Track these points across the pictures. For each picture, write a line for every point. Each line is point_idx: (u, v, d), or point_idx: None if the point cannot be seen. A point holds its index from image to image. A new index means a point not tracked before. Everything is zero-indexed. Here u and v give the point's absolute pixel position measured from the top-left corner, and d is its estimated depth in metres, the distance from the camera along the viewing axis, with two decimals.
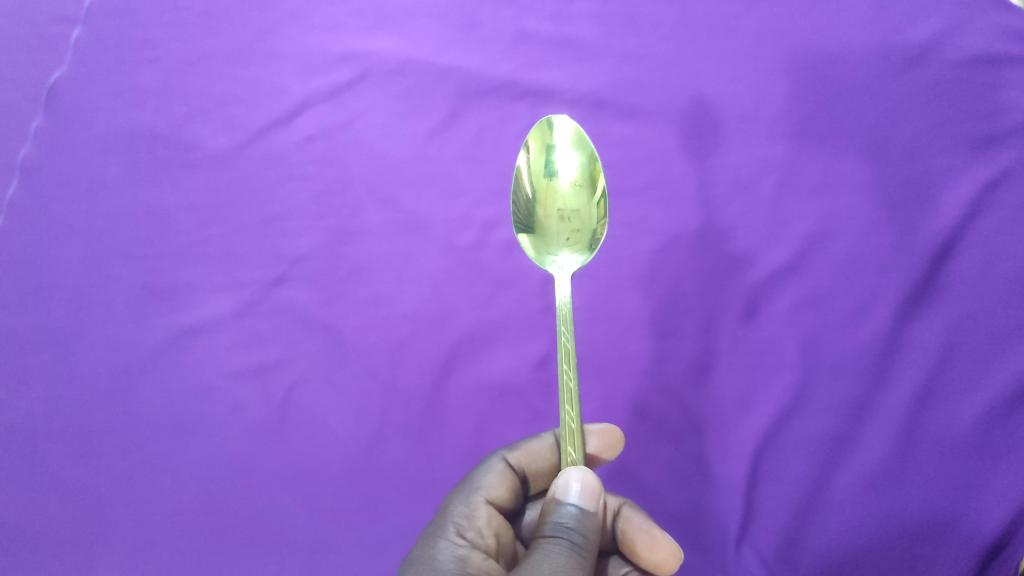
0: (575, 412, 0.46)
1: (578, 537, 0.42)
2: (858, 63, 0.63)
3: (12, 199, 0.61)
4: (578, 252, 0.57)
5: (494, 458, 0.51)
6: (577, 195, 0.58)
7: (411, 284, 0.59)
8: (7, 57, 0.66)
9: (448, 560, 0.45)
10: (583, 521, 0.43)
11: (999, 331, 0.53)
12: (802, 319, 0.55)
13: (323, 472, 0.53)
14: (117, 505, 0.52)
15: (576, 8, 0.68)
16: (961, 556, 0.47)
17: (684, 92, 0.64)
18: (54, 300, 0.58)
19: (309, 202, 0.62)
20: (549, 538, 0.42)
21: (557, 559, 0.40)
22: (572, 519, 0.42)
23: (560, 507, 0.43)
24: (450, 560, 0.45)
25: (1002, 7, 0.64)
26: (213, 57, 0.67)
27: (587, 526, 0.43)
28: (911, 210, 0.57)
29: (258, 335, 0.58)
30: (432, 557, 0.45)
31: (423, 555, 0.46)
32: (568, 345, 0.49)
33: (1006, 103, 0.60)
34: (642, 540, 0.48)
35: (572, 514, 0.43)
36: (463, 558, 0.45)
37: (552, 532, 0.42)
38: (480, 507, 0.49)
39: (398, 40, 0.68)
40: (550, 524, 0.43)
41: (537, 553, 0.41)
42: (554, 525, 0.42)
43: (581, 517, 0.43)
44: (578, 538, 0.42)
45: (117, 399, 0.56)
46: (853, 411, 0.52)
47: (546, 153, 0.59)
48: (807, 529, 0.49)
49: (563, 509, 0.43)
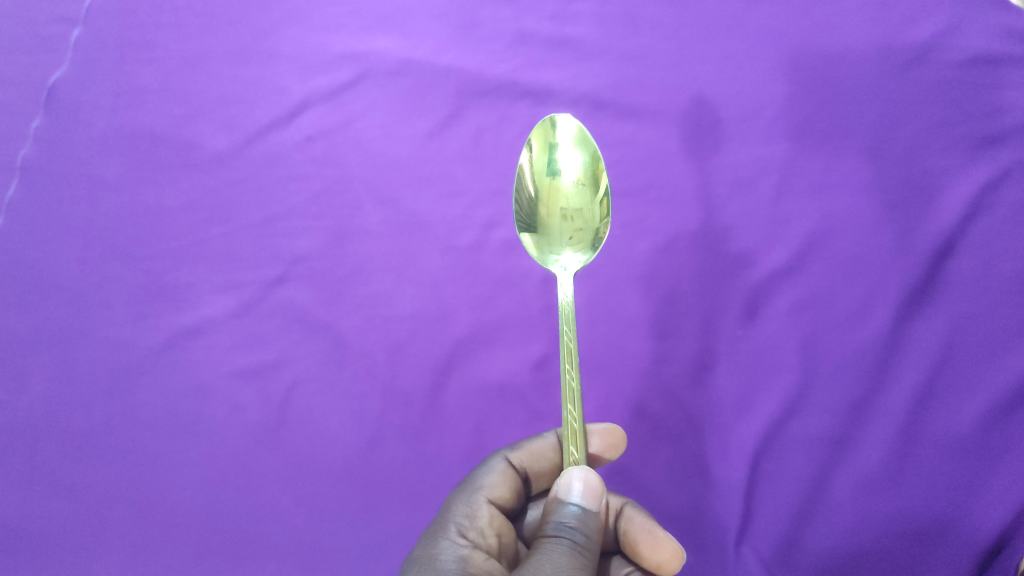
0: (577, 411, 0.46)
1: (580, 537, 0.42)
2: (858, 63, 0.63)
3: (12, 199, 0.61)
4: (581, 252, 0.57)
5: (495, 458, 0.51)
6: (579, 194, 0.58)
7: (411, 283, 0.59)
8: (7, 58, 0.66)
9: (449, 560, 0.45)
10: (585, 521, 0.43)
11: (1000, 331, 0.53)
12: (802, 319, 0.55)
13: (324, 471, 0.53)
14: (117, 505, 0.52)
15: (576, 8, 0.68)
16: (961, 556, 0.47)
17: (684, 92, 0.64)
18: (54, 300, 0.59)
19: (308, 202, 0.62)
20: (551, 537, 0.42)
21: (559, 558, 0.40)
22: (575, 518, 0.42)
23: (562, 506, 0.43)
24: (452, 560, 0.45)
25: (1002, 7, 0.64)
26: (213, 57, 0.67)
27: (589, 525, 0.43)
28: (911, 210, 0.57)
29: (259, 335, 0.58)
30: (433, 557, 0.45)
31: (425, 555, 0.46)
32: (571, 344, 0.49)
33: (1006, 103, 0.60)
34: (644, 540, 0.48)
35: (574, 514, 0.43)
36: (464, 558, 0.45)
37: (554, 532, 0.42)
38: (481, 507, 0.49)
39: (397, 40, 0.68)
40: (552, 523, 0.43)
41: (539, 553, 0.41)
42: (556, 525, 0.42)
43: (583, 516, 0.43)
44: (580, 538, 0.42)
45: (117, 399, 0.56)
46: (853, 411, 0.52)
47: (548, 153, 0.59)
48: (807, 529, 0.49)
49: (566, 509, 0.43)
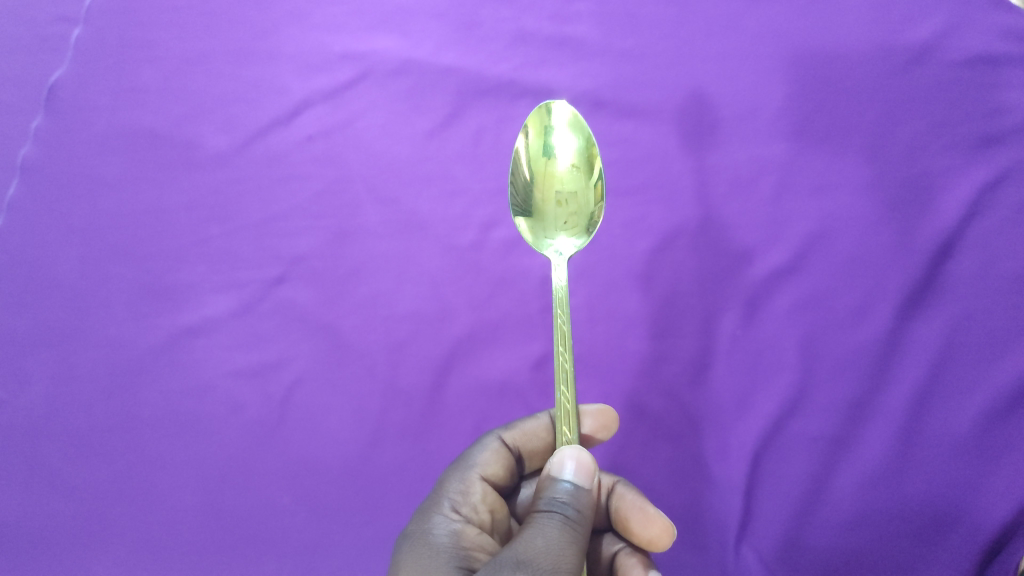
0: (570, 392, 0.46)
1: (572, 512, 0.42)
2: (857, 63, 0.63)
3: (12, 198, 0.62)
4: (576, 237, 0.57)
5: (489, 437, 0.51)
6: (575, 178, 0.57)
7: (410, 283, 0.59)
8: (8, 57, 0.66)
9: (442, 534, 0.45)
10: (577, 497, 0.42)
11: (1000, 331, 0.53)
12: (802, 319, 0.55)
13: (323, 471, 0.53)
14: (116, 504, 0.52)
15: (575, 8, 0.68)
16: (961, 556, 0.47)
17: (684, 91, 0.64)
18: (54, 299, 0.59)
19: (307, 202, 0.62)
20: (543, 512, 0.42)
21: (551, 533, 0.40)
22: (567, 494, 0.42)
23: (554, 483, 0.43)
24: (445, 534, 0.45)
25: (1002, 7, 0.64)
26: (214, 57, 0.67)
27: (581, 501, 0.42)
28: (910, 210, 0.57)
29: (259, 335, 0.58)
30: (426, 531, 0.46)
31: (418, 529, 0.46)
32: (565, 327, 0.49)
33: (1007, 103, 0.60)
34: (635, 517, 0.49)
35: (567, 491, 0.42)
36: (457, 532, 0.46)
37: (547, 507, 0.42)
38: (474, 484, 0.50)
39: (398, 40, 0.68)
40: (544, 499, 0.42)
41: (531, 527, 0.41)
42: (548, 500, 0.42)
43: (575, 493, 0.42)
44: (572, 513, 0.42)
45: (117, 398, 0.56)
46: (852, 410, 0.52)
47: (544, 137, 0.59)
48: (807, 529, 0.49)
49: (558, 485, 0.42)
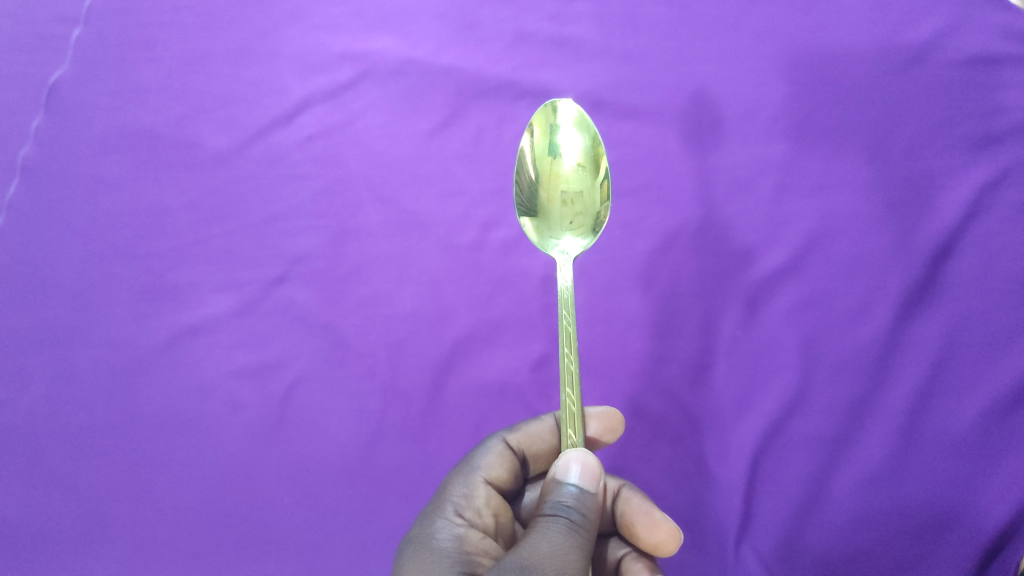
0: (575, 394, 0.46)
1: (577, 516, 0.42)
2: (857, 63, 0.63)
3: (11, 197, 0.62)
4: (581, 236, 0.57)
5: (493, 439, 0.51)
6: (580, 178, 0.58)
7: (409, 283, 0.59)
8: (8, 57, 0.66)
9: (445, 538, 0.45)
10: (582, 501, 0.42)
11: (1000, 331, 0.53)
12: (801, 319, 0.55)
13: (324, 471, 0.53)
14: (117, 504, 0.53)
15: (576, 8, 0.68)
16: (961, 556, 0.47)
17: (684, 92, 0.64)
18: (54, 299, 0.59)
19: (307, 202, 0.62)
20: (548, 516, 0.42)
21: (555, 537, 0.40)
22: (572, 498, 0.42)
23: (559, 487, 0.43)
24: (449, 539, 0.45)
25: (1002, 7, 0.64)
26: (214, 57, 0.67)
27: (587, 505, 0.42)
28: (910, 211, 0.58)
29: (259, 335, 0.58)
30: (429, 536, 0.46)
31: (422, 534, 0.46)
32: (570, 327, 0.49)
33: (1007, 103, 0.60)
34: (641, 521, 0.49)
35: (572, 494, 0.42)
36: (460, 536, 0.46)
37: (551, 511, 0.42)
38: (478, 488, 0.50)
39: (398, 40, 0.68)
40: (549, 503, 0.42)
41: (535, 532, 0.41)
42: (553, 504, 0.42)
43: (580, 496, 0.42)
44: (577, 517, 0.42)
45: (118, 399, 0.56)
46: (853, 410, 0.52)
47: (550, 136, 0.59)
48: (806, 529, 0.49)
49: (563, 489, 0.42)
